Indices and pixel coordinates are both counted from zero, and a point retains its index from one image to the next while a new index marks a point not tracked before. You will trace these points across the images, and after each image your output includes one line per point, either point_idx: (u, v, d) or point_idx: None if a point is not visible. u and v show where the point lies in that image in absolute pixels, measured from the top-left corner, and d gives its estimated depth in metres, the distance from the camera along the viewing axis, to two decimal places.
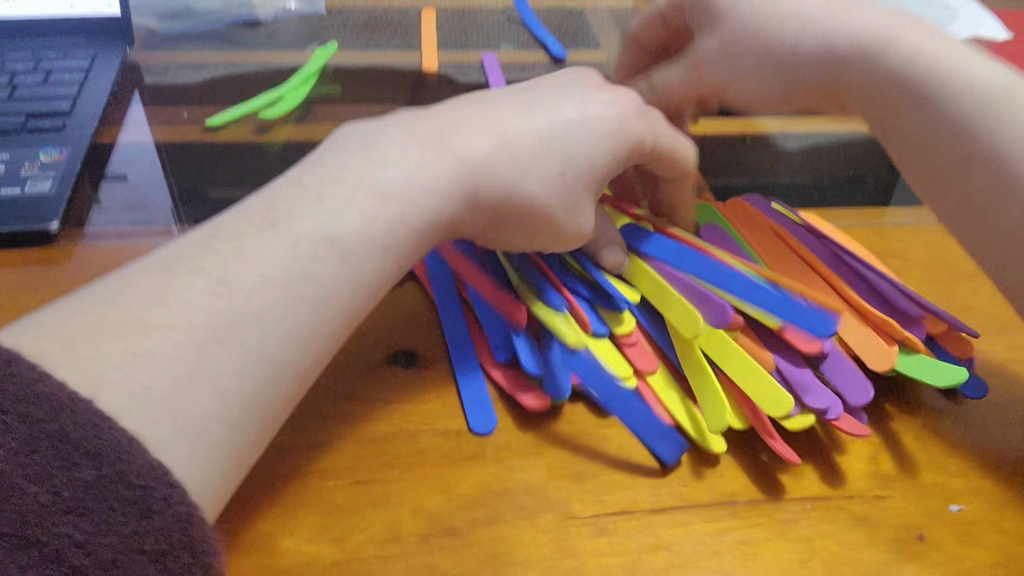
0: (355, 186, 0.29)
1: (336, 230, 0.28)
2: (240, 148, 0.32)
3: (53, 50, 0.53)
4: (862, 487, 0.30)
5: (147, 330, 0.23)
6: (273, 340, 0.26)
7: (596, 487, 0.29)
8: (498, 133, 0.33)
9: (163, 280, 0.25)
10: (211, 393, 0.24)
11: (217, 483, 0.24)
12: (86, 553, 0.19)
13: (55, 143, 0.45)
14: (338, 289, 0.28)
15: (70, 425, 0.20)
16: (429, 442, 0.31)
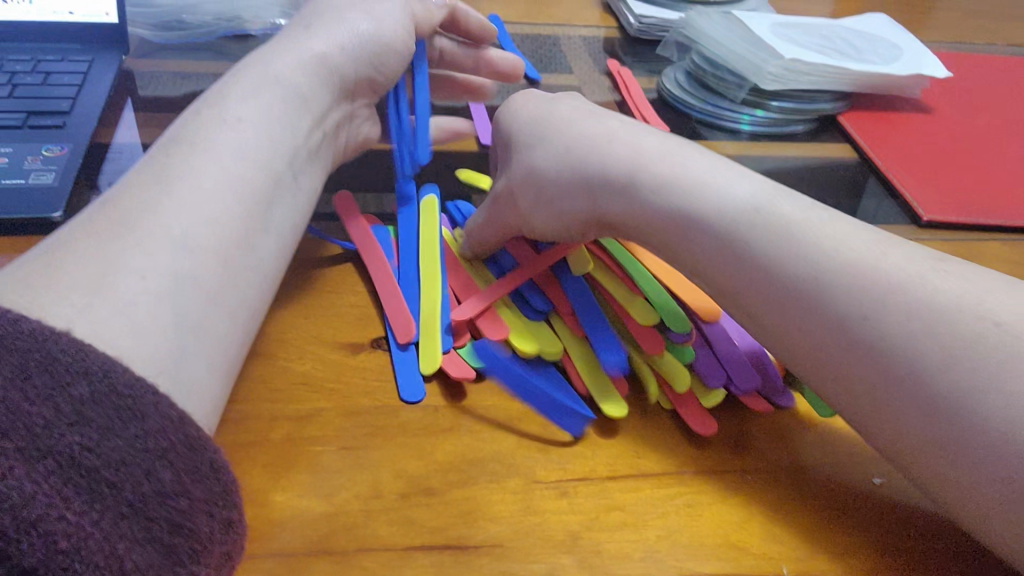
0: (217, 115, 0.33)
1: (225, 141, 0.32)
2: (231, 95, 0.34)
3: (51, 55, 0.56)
4: (792, 462, 0.34)
5: (81, 250, 0.26)
6: (191, 226, 0.29)
7: (558, 457, 0.33)
8: (259, 64, 0.37)
9: (101, 213, 0.28)
10: (137, 278, 0.26)
11: (182, 367, 0.26)
12: (97, 455, 0.20)
13: (55, 141, 0.48)
14: (245, 187, 0.31)
15: (56, 351, 0.21)
16: (410, 416, 0.34)
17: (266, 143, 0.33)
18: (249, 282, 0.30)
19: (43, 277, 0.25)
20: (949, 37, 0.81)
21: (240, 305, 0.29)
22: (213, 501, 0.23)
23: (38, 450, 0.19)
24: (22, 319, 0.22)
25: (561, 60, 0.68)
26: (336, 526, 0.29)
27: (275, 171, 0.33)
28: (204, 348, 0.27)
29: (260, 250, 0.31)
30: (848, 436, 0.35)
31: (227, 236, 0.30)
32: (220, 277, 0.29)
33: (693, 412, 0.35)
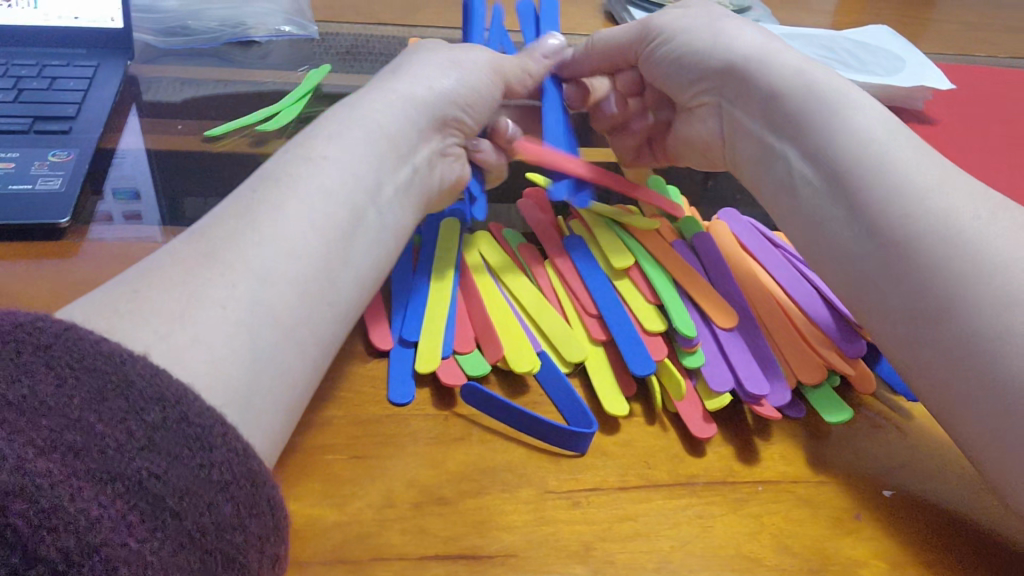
0: (304, 154, 0.34)
1: (316, 179, 0.32)
2: (321, 136, 0.35)
3: (56, 59, 0.56)
4: (802, 473, 0.34)
5: (161, 278, 0.27)
6: (273, 261, 0.29)
7: (569, 467, 0.33)
8: (364, 104, 0.38)
9: (188, 245, 0.29)
10: (217, 308, 0.26)
11: (254, 407, 0.26)
12: (164, 482, 0.20)
13: (62, 146, 0.48)
14: (331, 224, 0.31)
15: (132, 375, 0.22)
16: (421, 425, 0.34)
17: (354, 178, 0.34)
18: (327, 324, 0.30)
19: (129, 301, 0.26)
20: (949, 49, 0.82)
21: (314, 341, 0.29)
22: (264, 539, 0.22)
23: (107, 473, 0.19)
24: (103, 342, 0.22)
25: None
26: (349, 535, 0.29)
27: (361, 206, 0.33)
28: (277, 386, 0.27)
29: (340, 286, 0.31)
30: (857, 448, 0.35)
31: (306, 272, 0.30)
32: (296, 313, 0.29)
33: (692, 418, 0.35)
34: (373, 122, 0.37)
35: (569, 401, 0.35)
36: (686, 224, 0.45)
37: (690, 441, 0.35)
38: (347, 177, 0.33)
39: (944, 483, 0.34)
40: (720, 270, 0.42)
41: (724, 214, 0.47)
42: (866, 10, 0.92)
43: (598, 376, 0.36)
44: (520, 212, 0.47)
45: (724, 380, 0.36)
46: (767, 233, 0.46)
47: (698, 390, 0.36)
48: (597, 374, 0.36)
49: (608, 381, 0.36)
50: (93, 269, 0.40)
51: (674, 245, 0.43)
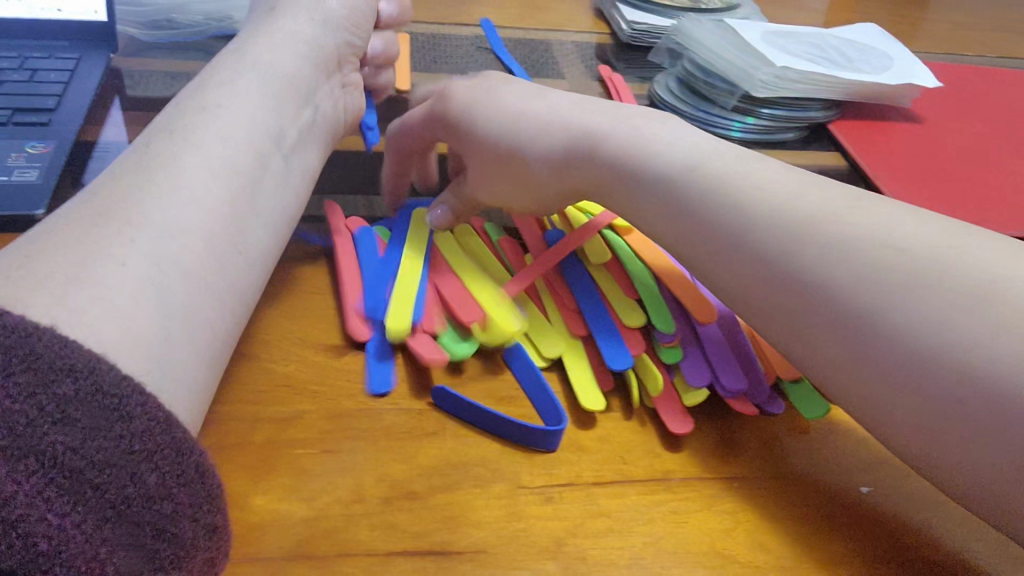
0: (197, 106, 0.34)
1: (210, 129, 0.33)
2: (213, 86, 0.35)
3: (38, 51, 0.55)
4: (780, 469, 0.33)
5: (59, 242, 0.27)
6: (174, 215, 0.29)
7: (544, 462, 0.32)
8: (254, 51, 0.38)
9: (81, 210, 0.28)
10: (119, 265, 0.26)
11: (170, 354, 0.26)
12: (81, 456, 0.20)
13: (41, 138, 0.47)
14: (228, 167, 0.32)
15: (40, 348, 0.21)
16: (395, 419, 0.33)
17: (251, 122, 0.34)
18: (238, 266, 0.31)
19: (24, 266, 0.25)
20: (939, 49, 0.82)
21: (227, 289, 0.30)
22: (197, 507, 0.22)
23: (21, 450, 0.19)
24: (8, 316, 0.22)
25: (553, 65, 0.67)
26: (317, 530, 0.29)
27: (260, 150, 0.34)
28: (192, 332, 0.28)
29: (247, 230, 0.32)
30: (836, 445, 0.35)
31: (210, 219, 0.30)
32: (206, 262, 0.29)
33: (669, 415, 0.34)
34: (262, 66, 0.37)
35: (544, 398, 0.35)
36: None
37: (666, 438, 0.34)
38: (238, 120, 0.34)
39: (921, 481, 0.34)
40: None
41: None
42: (857, 9, 0.91)
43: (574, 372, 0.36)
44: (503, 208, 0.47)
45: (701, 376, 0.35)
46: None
47: (676, 385, 0.36)
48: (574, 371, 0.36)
49: (583, 377, 0.36)
50: None
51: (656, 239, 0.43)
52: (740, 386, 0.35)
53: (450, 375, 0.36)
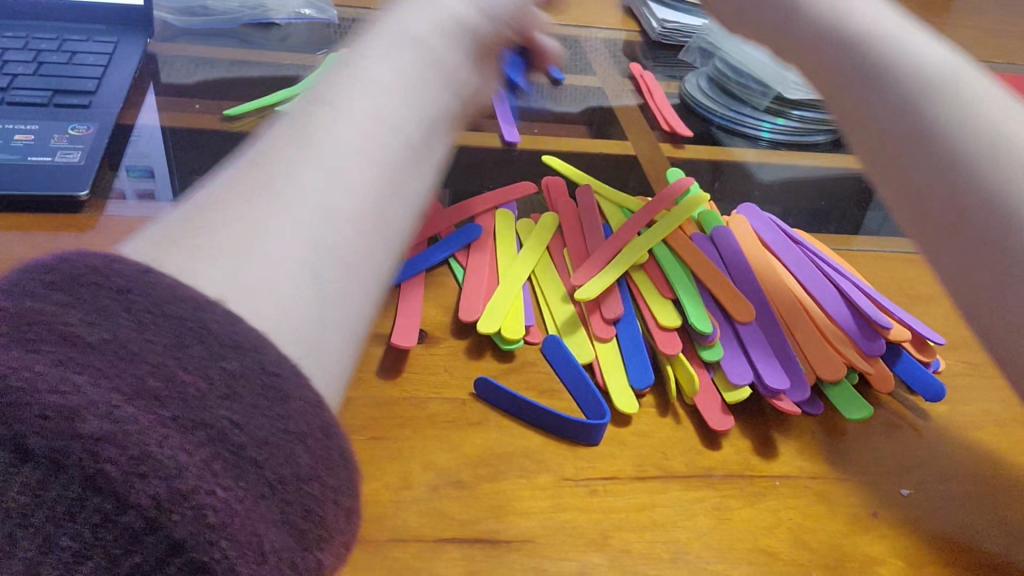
0: (358, 77, 0.32)
1: (373, 104, 0.31)
2: (389, 60, 0.33)
3: (77, 35, 0.55)
4: (819, 468, 0.34)
5: (203, 216, 0.24)
6: (347, 193, 0.27)
7: (586, 455, 0.33)
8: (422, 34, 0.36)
9: (230, 185, 0.26)
10: (276, 241, 0.24)
11: (324, 338, 0.24)
12: (244, 432, 0.18)
13: (82, 120, 0.48)
14: (394, 149, 0.30)
15: (210, 321, 0.19)
16: (438, 408, 0.34)
17: (413, 105, 0.32)
18: (387, 245, 0.28)
19: (189, 237, 0.23)
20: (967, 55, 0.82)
21: (375, 270, 0.28)
22: (313, 449, 0.19)
23: (139, 389, 0.17)
24: (153, 273, 0.20)
25: (584, 62, 0.68)
26: (366, 514, 0.29)
27: (420, 134, 0.32)
28: (347, 316, 0.26)
29: (402, 209, 0.30)
30: (874, 446, 0.35)
31: (375, 203, 0.28)
32: (362, 240, 0.27)
33: (707, 411, 0.35)
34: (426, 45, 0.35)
35: (584, 393, 0.35)
36: (707, 218, 0.45)
37: (704, 436, 0.34)
38: (403, 100, 0.32)
39: (959, 483, 0.34)
40: (740, 264, 0.41)
41: (743, 208, 0.47)
42: None
43: (612, 368, 0.36)
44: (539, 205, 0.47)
45: (739, 374, 0.35)
46: (785, 230, 0.45)
47: (716, 382, 0.36)
48: (612, 367, 0.36)
49: (620, 373, 0.36)
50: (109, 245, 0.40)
51: (693, 238, 0.43)
52: (780, 386, 0.35)
53: (491, 366, 0.36)
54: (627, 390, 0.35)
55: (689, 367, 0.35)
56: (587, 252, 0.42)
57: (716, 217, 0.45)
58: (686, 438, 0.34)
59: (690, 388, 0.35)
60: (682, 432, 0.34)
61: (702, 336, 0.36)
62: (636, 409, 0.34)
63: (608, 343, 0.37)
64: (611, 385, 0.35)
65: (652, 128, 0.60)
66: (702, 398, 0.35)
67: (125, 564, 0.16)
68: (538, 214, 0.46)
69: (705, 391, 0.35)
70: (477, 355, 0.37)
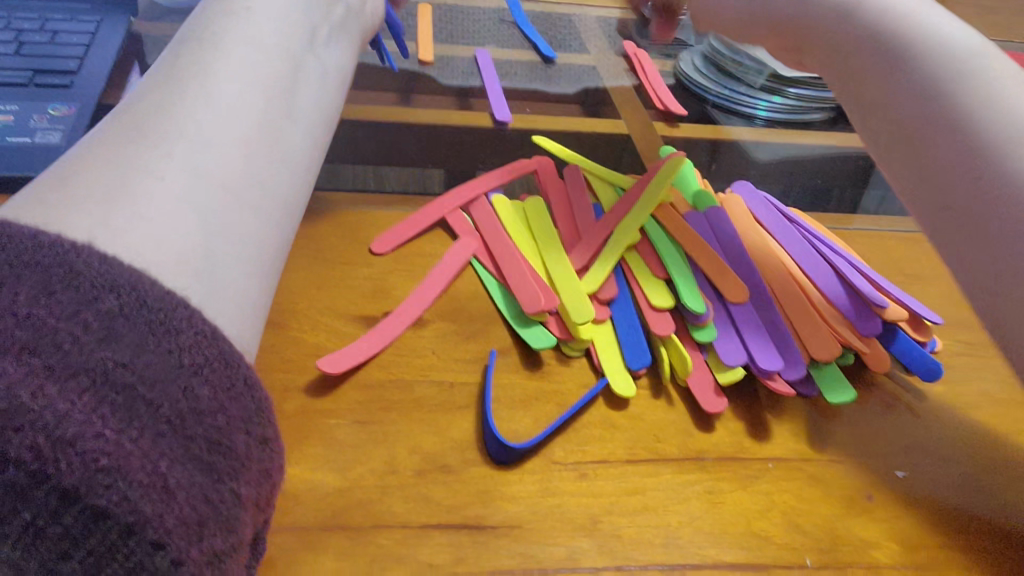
0: (230, 33, 0.32)
1: (237, 60, 0.31)
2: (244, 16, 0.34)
3: (59, 14, 0.54)
4: (813, 450, 0.33)
5: (95, 158, 0.25)
6: (214, 143, 0.27)
7: (576, 438, 0.32)
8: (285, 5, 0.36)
9: (110, 130, 0.27)
10: (154, 179, 0.25)
11: (212, 278, 0.24)
12: (132, 371, 0.18)
13: (63, 101, 0.47)
14: (257, 103, 0.30)
15: (80, 265, 0.19)
16: (425, 391, 0.33)
17: (266, 53, 0.32)
18: (269, 200, 0.28)
19: (59, 186, 0.24)
20: None
21: (258, 221, 0.28)
22: (248, 419, 0.21)
23: (70, 368, 0.17)
24: (44, 234, 0.20)
25: (577, 40, 0.66)
26: (350, 500, 0.28)
27: (282, 84, 0.32)
28: (232, 254, 0.26)
29: (277, 165, 0.30)
30: (869, 428, 0.34)
31: (243, 152, 0.28)
32: (236, 185, 0.27)
33: (701, 392, 0.34)
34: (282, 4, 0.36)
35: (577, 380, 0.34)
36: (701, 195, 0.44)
37: (699, 417, 0.34)
38: (253, 51, 0.32)
39: (956, 465, 0.33)
40: (733, 242, 0.41)
41: (737, 185, 0.46)
42: None
43: (606, 350, 0.35)
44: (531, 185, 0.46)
45: (733, 355, 0.35)
46: (779, 208, 0.44)
47: (708, 363, 0.35)
48: (606, 348, 0.35)
49: (614, 355, 0.35)
50: None
51: (687, 215, 0.42)
52: (773, 366, 0.34)
53: (480, 348, 0.35)
54: (622, 373, 0.34)
55: (683, 349, 0.35)
56: (579, 233, 0.41)
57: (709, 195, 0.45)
58: (682, 420, 0.33)
59: (683, 370, 0.34)
60: (677, 413, 0.34)
61: (695, 316, 0.36)
62: (633, 393, 0.34)
63: (602, 325, 0.36)
64: (606, 368, 0.34)
65: (646, 107, 0.59)
66: (696, 379, 0.34)
67: (18, 521, 0.16)
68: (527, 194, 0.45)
69: (700, 372, 0.35)
70: (465, 336, 0.36)
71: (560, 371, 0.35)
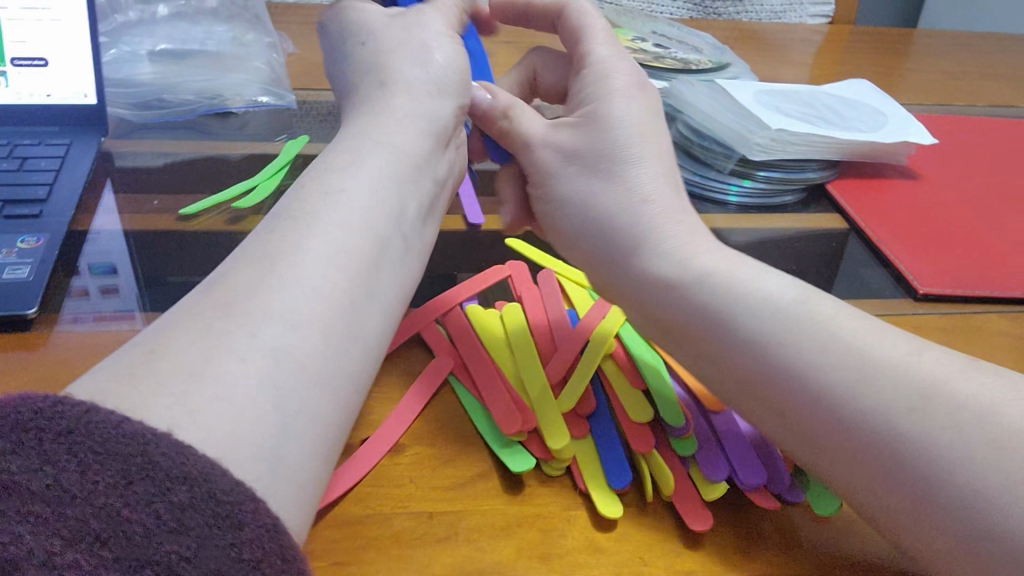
0: (334, 189, 0.34)
1: (335, 216, 0.32)
2: (353, 169, 0.35)
3: (29, 140, 0.55)
4: (809, 562, 0.32)
5: (173, 339, 0.26)
6: (299, 304, 0.29)
7: (562, 565, 0.31)
8: (394, 149, 0.37)
9: (197, 305, 0.28)
10: (236, 361, 0.26)
11: (283, 450, 0.26)
12: (193, 566, 0.20)
13: (33, 231, 0.46)
14: (353, 257, 0.32)
15: (157, 454, 0.21)
16: (405, 524, 0.32)
17: (373, 205, 0.34)
18: (353, 357, 0.30)
19: (139, 365, 0.25)
20: (930, 100, 0.82)
21: (345, 384, 0.29)
22: None
23: (137, 561, 0.20)
24: (127, 421, 0.22)
25: None
26: None
27: (382, 233, 0.34)
28: (305, 432, 0.27)
29: (367, 320, 0.31)
30: (865, 532, 0.33)
31: (327, 313, 0.29)
32: (323, 353, 0.29)
33: (688, 508, 0.33)
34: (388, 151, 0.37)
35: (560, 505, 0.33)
36: None
37: (686, 534, 0.33)
38: (352, 204, 0.33)
39: None
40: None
41: None
42: (840, 63, 0.93)
43: (588, 468, 0.35)
44: (507, 292, 0.46)
45: (716, 469, 0.34)
46: None
47: (692, 477, 0.34)
48: (588, 467, 0.35)
49: (597, 472, 0.34)
50: (58, 368, 0.38)
51: None
52: (758, 480, 0.34)
53: (459, 473, 0.34)
54: (605, 492, 0.34)
55: (666, 466, 0.34)
56: (556, 343, 0.41)
57: None
58: (670, 538, 0.32)
59: (664, 488, 0.33)
60: (666, 530, 0.33)
61: (676, 429, 0.35)
62: (619, 513, 0.33)
63: (584, 442, 0.36)
64: (590, 487, 0.34)
65: None
66: (683, 495, 0.34)
67: None
68: (503, 302, 0.45)
69: (686, 487, 0.34)
70: (444, 462, 0.35)
71: (542, 492, 0.34)
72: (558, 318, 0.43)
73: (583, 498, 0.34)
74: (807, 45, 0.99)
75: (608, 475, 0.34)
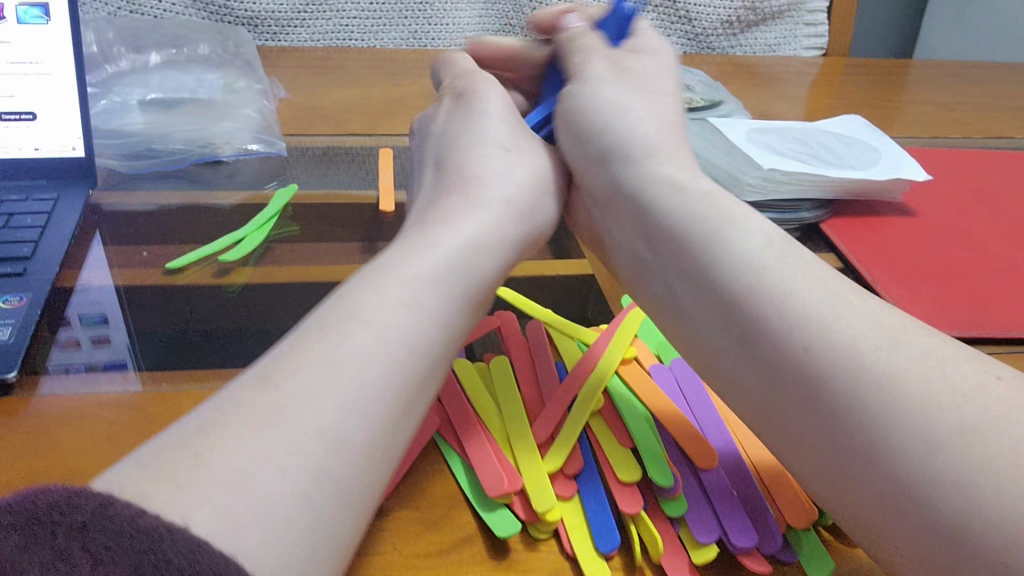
0: (401, 304, 0.34)
1: (398, 336, 0.33)
2: (420, 286, 0.36)
3: (16, 195, 0.54)
4: None
5: (219, 442, 0.27)
6: (348, 424, 0.29)
7: None
8: (454, 269, 0.38)
9: (246, 403, 0.29)
10: (277, 476, 0.27)
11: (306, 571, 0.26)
12: None
13: (17, 290, 0.46)
14: (406, 387, 0.32)
15: (170, 552, 0.21)
16: None
17: (433, 331, 0.35)
18: (382, 479, 0.30)
19: (171, 465, 0.26)
20: (923, 132, 0.82)
21: (368, 505, 0.29)
22: None
23: None
24: (142, 518, 0.22)
25: None
26: None
27: (437, 365, 0.34)
28: (326, 549, 0.27)
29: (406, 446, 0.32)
30: None
31: (371, 439, 0.30)
32: (357, 476, 0.29)
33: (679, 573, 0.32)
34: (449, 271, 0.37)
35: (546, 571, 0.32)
36: (667, 350, 0.44)
37: None
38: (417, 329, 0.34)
39: None
40: (702, 404, 0.40)
41: None
42: (835, 96, 0.93)
43: (575, 531, 0.34)
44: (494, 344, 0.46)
45: (705, 531, 0.33)
46: None
47: (682, 538, 0.33)
48: (575, 529, 0.34)
49: (583, 535, 0.33)
50: (36, 434, 0.38)
51: (653, 372, 0.41)
52: (750, 541, 0.33)
53: (442, 540, 0.33)
54: (593, 556, 0.33)
55: (654, 527, 0.33)
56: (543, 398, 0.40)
57: (674, 350, 0.44)
58: None
59: (653, 552, 0.32)
60: None
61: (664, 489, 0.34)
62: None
63: (570, 503, 0.35)
64: (576, 552, 0.33)
65: None
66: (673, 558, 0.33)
67: None
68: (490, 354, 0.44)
69: (675, 549, 0.33)
70: (427, 527, 0.34)
71: (527, 556, 0.33)
72: (545, 372, 0.42)
73: (570, 561, 0.33)
74: (800, 78, 0.99)
75: (595, 538, 0.33)
